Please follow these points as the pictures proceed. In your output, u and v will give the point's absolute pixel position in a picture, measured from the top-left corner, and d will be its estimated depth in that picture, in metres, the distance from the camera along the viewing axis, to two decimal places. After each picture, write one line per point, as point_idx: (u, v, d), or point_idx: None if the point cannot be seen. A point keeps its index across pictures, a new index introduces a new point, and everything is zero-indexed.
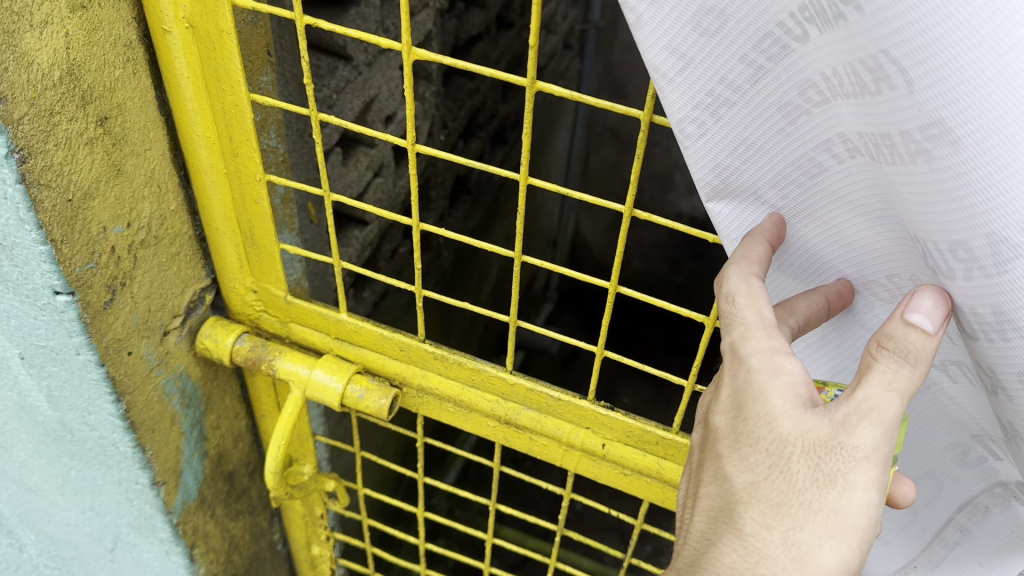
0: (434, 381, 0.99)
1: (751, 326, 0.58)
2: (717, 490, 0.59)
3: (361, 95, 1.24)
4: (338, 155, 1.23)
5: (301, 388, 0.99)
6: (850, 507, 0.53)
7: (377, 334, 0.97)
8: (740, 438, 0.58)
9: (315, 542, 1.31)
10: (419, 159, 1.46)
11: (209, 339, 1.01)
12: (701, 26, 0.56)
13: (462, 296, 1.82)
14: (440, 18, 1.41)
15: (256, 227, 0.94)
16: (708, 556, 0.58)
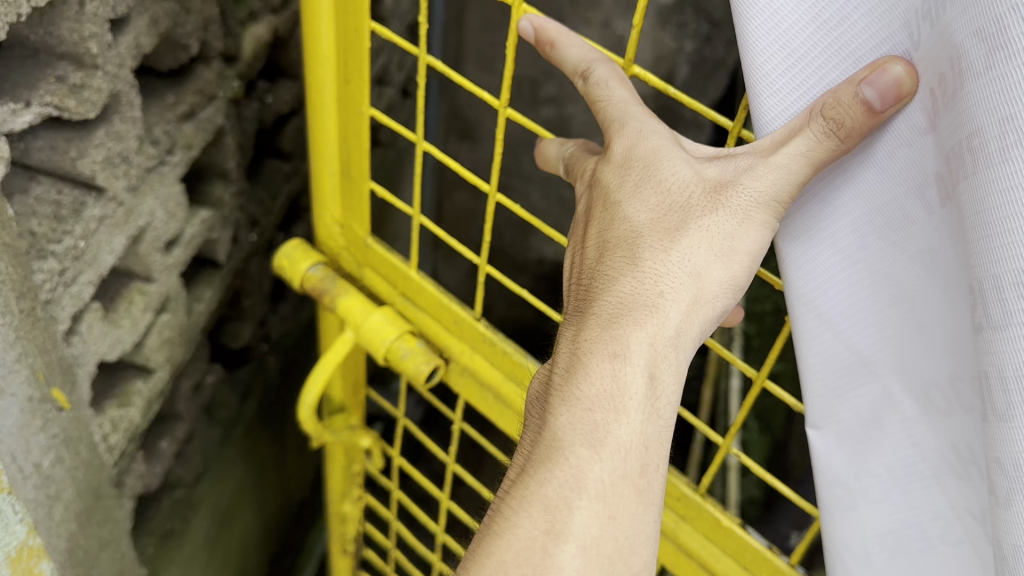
0: (477, 361, 1.08)
1: (631, 103, 0.73)
2: (619, 227, 0.71)
3: (123, 232, 0.96)
4: (97, 310, 0.96)
5: (354, 327, 1.13)
6: (744, 235, 0.66)
7: (440, 302, 1.09)
8: (642, 180, 0.71)
9: (348, 498, 1.47)
10: (218, 274, 1.23)
11: (287, 259, 1.15)
12: (819, 19, 0.61)
13: (291, 404, 1.63)
14: (233, 109, 1.15)
15: (354, 159, 1.05)
16: (608, 282, 0.70)
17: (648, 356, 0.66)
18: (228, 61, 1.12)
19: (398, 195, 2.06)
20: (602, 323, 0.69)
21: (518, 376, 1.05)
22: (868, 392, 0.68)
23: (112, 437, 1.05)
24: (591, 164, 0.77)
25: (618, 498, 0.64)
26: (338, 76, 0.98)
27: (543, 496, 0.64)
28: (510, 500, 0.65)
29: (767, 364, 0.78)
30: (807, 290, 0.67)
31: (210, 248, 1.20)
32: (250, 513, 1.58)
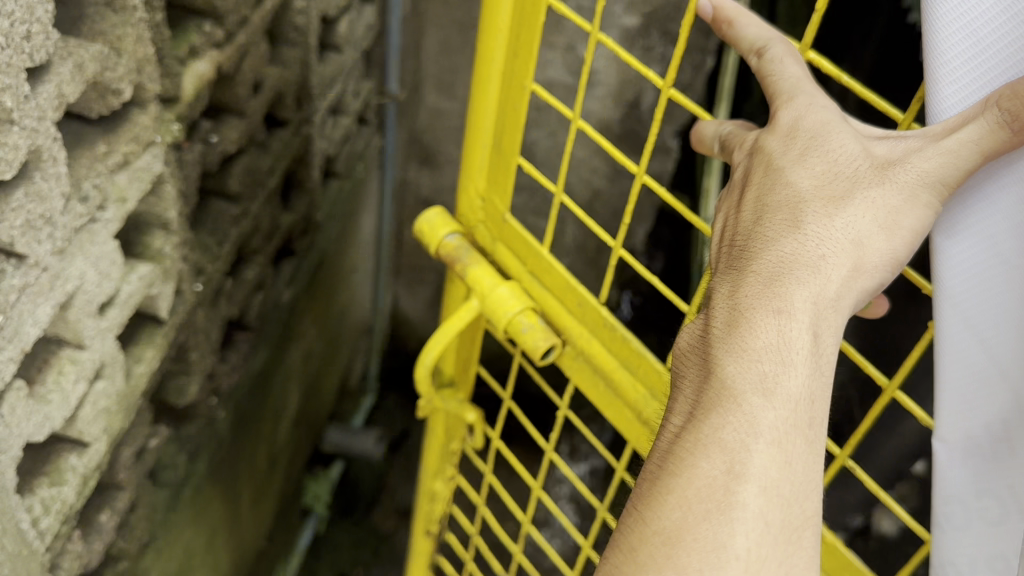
0: (596, 345, 0.97)
1: (801, 79, 0.67)
2: (776, 190, 0.65)
3: (48, 300, 0.86)
4: (23, 389, 0.85)
5: (480, 298, 1.02)
6: (908, 212, 0.60)
7: (568, 282, 0.97)
8: (806, 147, 0.64)
9: (442, 475, 1.30)
10: (160, 331, 1.13)
11: (426, 223, 1.06)
12: (1011, 12, 0.55)
13: (243, 457, 1.52)
14: (171, 155, 1.05)
15: (509, 133, 0.96)
16: (763, 243, 0.63)
17: (816, 311, 0.59)
18: (167, 104, 1.03)
19: (355, 227, 1.96)
20: (761, 278, 0.61)
21: (635, 365, 0.93)
22: (1000, 412, 0.61)
23: (42, 522, 0.93)
24: (748, 139, 0.71)
25: (796, 453, 0.55)
26: (510, 46, 0.90)
27: (718, 439, 0.56)
28: (678, 450, 0.57)
29: (902, 372, 0.69)
30: (959, 289, 0.60)
31: (151, 304, 1.10)
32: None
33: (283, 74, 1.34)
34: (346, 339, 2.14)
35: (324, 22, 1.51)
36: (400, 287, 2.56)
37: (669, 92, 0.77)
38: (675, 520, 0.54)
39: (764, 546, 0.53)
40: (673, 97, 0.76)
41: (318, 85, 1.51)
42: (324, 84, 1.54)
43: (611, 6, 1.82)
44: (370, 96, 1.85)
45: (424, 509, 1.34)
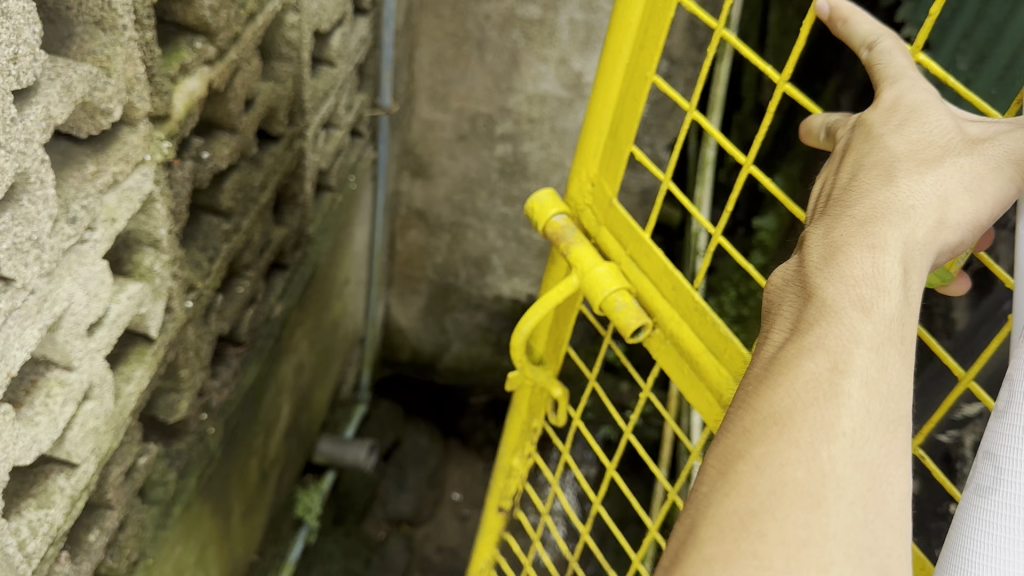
0: (684, 332, 0.91)
1: (908, 68, 0.69)
2: (873, 149, 0.65)
3: (36, 323, 0.85)
4: (10, 414, 0.84)
5: (579, 277, 0.99)
6: (993, 181, 0.62)
7: (664, 268, 0.92)
8: (906, 118, 0.65)
9: (521, 453, 1.25)
10: (149, 350, 1.12)
11: (537, 200, 1.04)
12: None
13: (234, 473, 1.52)
14: (163, 173, 1.05)
15: (626, 120, 0.93)
16: (860, 188, 0.62)
17: (913, 244, 0.57)
18: (159, 122, 1.03)
19: (348, 239, 1.95)
20: (858, 214, 0.60)
21: (724, 353, 0.87)
22: None
23: (30, 546, 0.92)
24: (842, 125, 0.72)
25: (896, 360, 0.53)
26: (638, 32, 0.88)
27: (824, 340, 0.54)
28: (776, 360, 0.55)
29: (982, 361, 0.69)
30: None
31: (141, 323, 1.09)
32: None
33: (275, 90, 1.33)
34: (339, 350, 2.13)
35: (317, 37, 1.50)
36: (392, 297, 2.55)
37: (783, 86, 0.76)
38: (782, 413, 0.51)
39: (869, 433, 0.50)
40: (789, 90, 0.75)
41: (311, 101, 1.51)
42: (317, 99, 1.53)
43: (604, 20, 1.83)
44: (364, 109, 1.84)
45: (499, 489, 1.29)
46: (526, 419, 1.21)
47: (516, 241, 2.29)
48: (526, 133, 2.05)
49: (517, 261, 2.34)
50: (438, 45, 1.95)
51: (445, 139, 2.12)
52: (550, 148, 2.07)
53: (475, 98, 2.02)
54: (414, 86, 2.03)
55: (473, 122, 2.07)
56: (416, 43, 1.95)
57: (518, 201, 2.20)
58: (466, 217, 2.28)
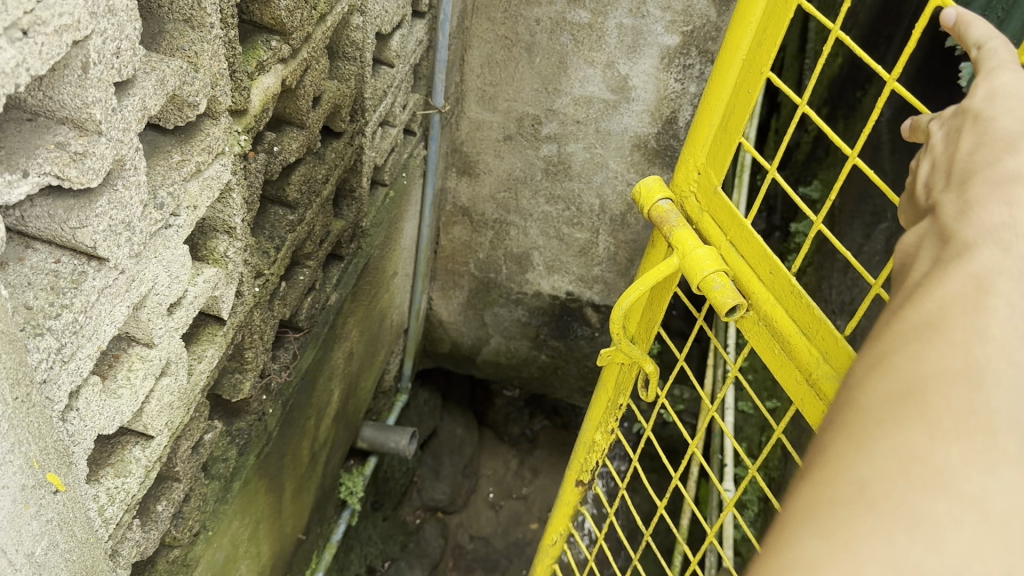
0: (777, 312, 0.87)
1: (1010, 59, 0.71)
2: (982, 125, 0.67)
3: (126, 300, 0.92)
4: (97, 383, 0.90)
5: (677, 258, 0.95)
6: None
7: (764, 248, 0.87)
8: (1008, 96, 0.67)
9: (601, 428, 1.28)
10: (220, 331, 1.19)
11: (644, 183, 1.00)
12: None
13: (288, 451, 1.60)
14: (239, 164, 1.11)
15: (739, 107, 0.90)
16: (982, 156, 0.64)
17: None
18: (237, 116, 1.09)
19: (398, 233, 2.01)
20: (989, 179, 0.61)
21: (816, 333, 0.84)
22: None
23: (107, 510, 0.99)
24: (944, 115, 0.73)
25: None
26: (766, 20, 0.84)
27: (968, 265, 0.55)
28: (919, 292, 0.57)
29: None
30: None
31: (214, 306, 1.16)
32: (246, 565, 1.52)
33: (339, 89, 1.39)
34: (384, 341, 2.20)
35: (377, 38, 1.56)
36: (434, 292, 2.60)
37: (892, 84, 0.77)
38: (927, 320, 0.53)
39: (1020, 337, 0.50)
40: (898, 88, 0.76)
41: (369, 99, 1.57)
42: (375, 98, 1.59)
43: (652, 25, 1.87)
44: (417, 108, 1.89)
45: (581, 461, 1.34)
46: (612, 396, 1.23)
47: (558, 240, 2.33)
48: (571, 134, 2.09)
49: (558, 259, 2.38)
50: (489, 47, 1.99)
51: (493, 139, 2.17)
52: (594, 149, 2.11)
53: (523, 100, 2.06)
54: (464, 87, 2.08)
55: (520, 123, 2.11)
56: (468, 45, 2.00)
57: (561, 200, 2.24)
58: (510, 215, 2.32)
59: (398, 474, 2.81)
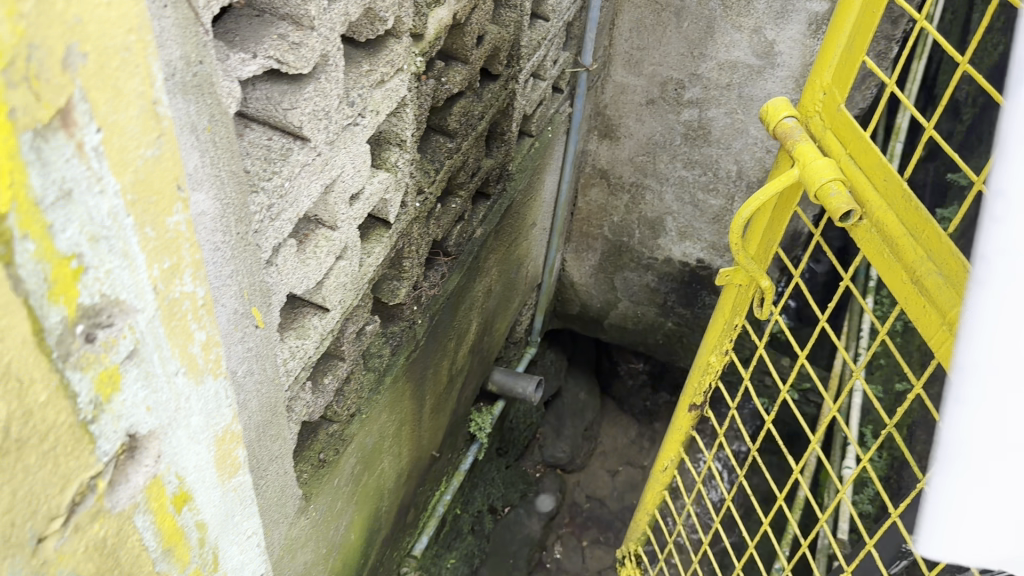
0: (887, 216, 0.93)
1: None
2: None
3: (320, 178, 1.09)
4: (293, 246, 1.09)
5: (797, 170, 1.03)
6: None
7: (878, 156, 0.93)
8: None
9: (717, 350, 1.38)
10: (386, 233, 1.37)
11: (771, 103, 1.09)
12: None
13: (429, 362, 1.78)
14: (415, 82, 1.27)
15: (863, 28, 0.96)
16: None
17: None
18: (416, 40, 1.25)
19: (540, 185, 2.15)
20: None
21: (922, 233, 0.89)
22: None
23: (289, 363, 1.17)
24: None
25: None
26: None
27: None
28: None
29: None
30: None
31: (384, 209, 1.33)
32: (388, 461, 1.74)
33: (500, 32, 1.53)
34: (519, 289, 2.36)
35: None
36: (568, 253, 2.73)
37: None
38: None
39: None
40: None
41: (526, 47, 1.70)
42: (531, 46, 1.72)
43: None
44: (567, 66, 2.02)
45: (697, 384, 1.45)
46: (728, 317, 1.33)
47: (693, 206, 2.41)
48: (713, 99, 2.17)
49: (690, 226, 2.46)
50: (639, 12, 2.09)
51: (636, 103, 2.27)
52: (736, 114, 2.17)
53: (668, 64, 2.15)
54: (612, 51, 2.19)
55: (664, 87, 2.20)
56: (619, 10, 2.10)
57: (698, 166, 2.31)
58: (646, 179, 2.41)
59: (522, 426, 2.98)
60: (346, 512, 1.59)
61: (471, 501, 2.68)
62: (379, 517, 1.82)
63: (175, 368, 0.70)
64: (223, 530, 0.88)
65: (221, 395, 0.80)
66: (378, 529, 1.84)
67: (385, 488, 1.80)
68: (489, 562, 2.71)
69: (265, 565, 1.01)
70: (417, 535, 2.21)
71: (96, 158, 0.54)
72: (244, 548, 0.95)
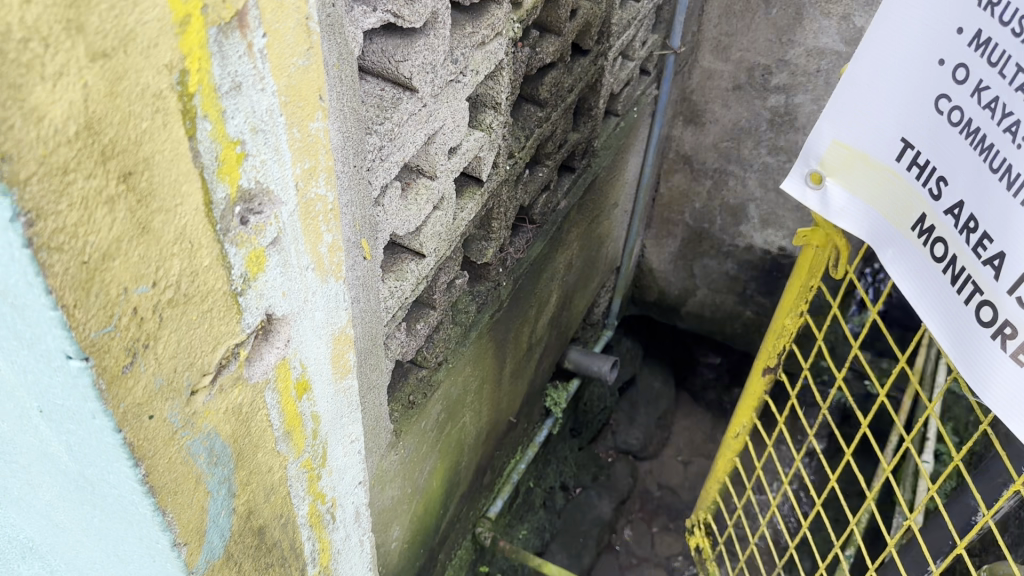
0: None
1: None
2: None
3: (424, 128, 1.20)
4: (398, 190, 1.20)
5: None
6: None
7: None
8: None
9: (792, 313, 1.48)
10: (478, 191, 1.46)
11: None
12: None
13: (511, 326, 1.87)
14: (512, 48, 1.37)
15: None
16: None
17: None
18: (515, 7, 1.35)
19: (624, 164, 2.23)
20: None
21: None
22: None
23: (389, 300, 1.28)
24: None
25: None
26: None
27: None
28: None
29: None
30: None
31: (478, 167, 1.43)
32: (469, 417, 1.84)
33: (593, 8, 1.61)
34: (599, 268, 2.44)
35: None
36: (648, 239, 2.82)
37: None
38: None
39: None
40: None
41: (616, 26, 1.79)
42: (621, 26, 1.80)
43: None
44: (655, 48, 2.09)
45: (772, 346, 1.53)
46: (804, 279, 1.43)
47: (776, 192, 2.47)
48: (801, 85, 2.21)
49: (774, 213, 2.53)
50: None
51: (722, 88, 2.32)
52: (822, 101, 2.21)
53: (757, 50, 2.20)
54: (700, 37, 2.25)
55: (751, 73, 2.25)
56: None
57: (783, 151, 2.37)
58: (730, 165, 2.48)
59: (596, 409, 3.04)
60: (429, 458, 1.69)
61: (544, 476, 2.77)
62: (459, 471, 1.92)
63: (306, 263, 0.81)
64: (334, 427, 1.00)
65: (339, 299, 0.90)
66: (456, 484, 1.94)
67: (465, 445, 1.91)
68: (560, 539, 2.77)
69: (364, 471, 1.13)
70: (492, 499, 2.31)
71: (260, 60, 0.65)
72: (348, 451, 1.06)
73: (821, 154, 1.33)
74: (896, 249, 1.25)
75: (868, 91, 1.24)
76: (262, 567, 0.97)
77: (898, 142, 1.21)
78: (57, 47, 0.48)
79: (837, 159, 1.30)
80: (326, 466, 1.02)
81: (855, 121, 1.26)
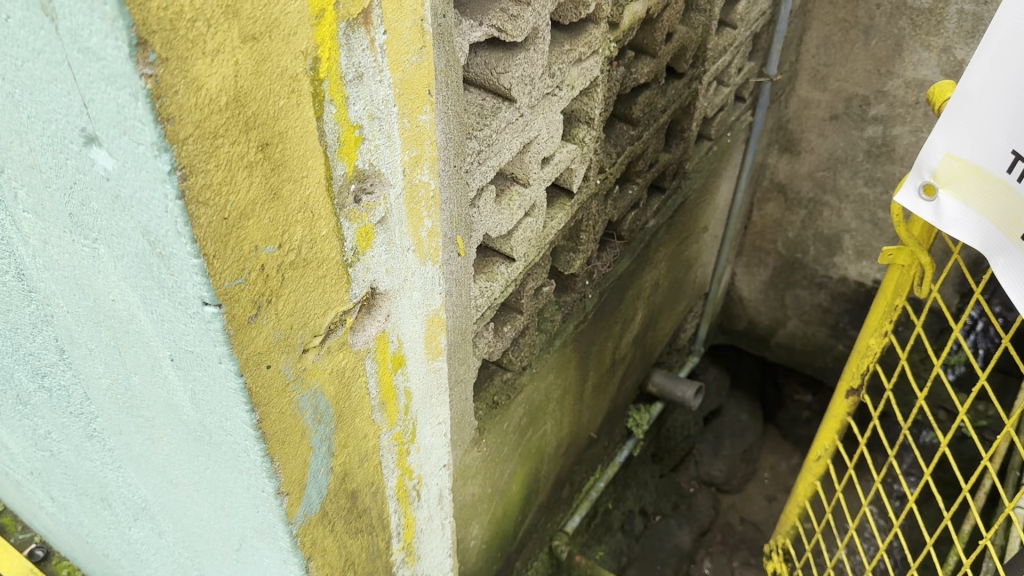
0: None
1: None
2: None
3: (521, 136, 1.27)
4: (492, 194, 1.28)
5: None
6: None
7: None
8: None
9: (877, 333, 1.50)
10: (568, 202, 1.53)
11: None
12: None
13: (595, 340, 1.91)
14: (608, 66, 1.44)
15: None
16: None
17: None
18: (612, 28, 1.42)
19: (715, 188, 2.26)
20: None
21: None
22: None
23: (479, 299, 1.35)
24: None
25: None
26: None
27: None
28: None
29: None
30: None
31: (569, 179, 1.50)
32: (550, 425, 1.89)
33: (689, 32, 1.67)
34: (686, 291, 2.46)
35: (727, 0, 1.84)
36: (739, 268, 2.84)
37: None
38: None
39: None
40: None
41: (712, 52, 1.84)
42: (716, 52, 1.86)
43: (994, 12, 1.93)
44: (750, 76, 2.13)
45: (856, 366, 1.56)
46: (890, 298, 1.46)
47: (872, 224, 2.45)
48: (899, 116, 2.20)
49: (869, 244, 2.50)
50: (828, 30, 2.17)
51: (819, 118, 2.33)
52: (921, 132, 2.19)
53: (855, 80, 2.20)
54: (798, 67, 2.27)
55: (848, 103, 2.26)
56: (808, 26, 2.19)
57: (880, 182, 2.35)
58: (826, 195, 2.47)
59: (679, 437, 3.03)
60: (509, 460, 1.74)
61: (624, 499, 2.79)
62: (537, 479, 1.96)
63: (408, 244, 0.89)
64: (424, 406, 1.07)
65: (435, 283, 0.98)
66: (533, 493, 1.98)
67: (545, 454, 1.95)
68: (637, 564, 2.75)
69: (448, 455, 1.20)
70: (570, 514, 2.34)
71: (379, 54, 0.74)
72: (435, 431, 1.13)
73: (932, 163, 1.29)
74: (1009, 258, 1.21)
75: (979, 102, 1.19)
76: (353, 531, 1.04)
77: (1010, 155, 1.16)
78: (218, 28, 0.57)
79: (950, 172, 1.27)
80: (414, 442, 1.09)
81: (965, 132, 1.22)
